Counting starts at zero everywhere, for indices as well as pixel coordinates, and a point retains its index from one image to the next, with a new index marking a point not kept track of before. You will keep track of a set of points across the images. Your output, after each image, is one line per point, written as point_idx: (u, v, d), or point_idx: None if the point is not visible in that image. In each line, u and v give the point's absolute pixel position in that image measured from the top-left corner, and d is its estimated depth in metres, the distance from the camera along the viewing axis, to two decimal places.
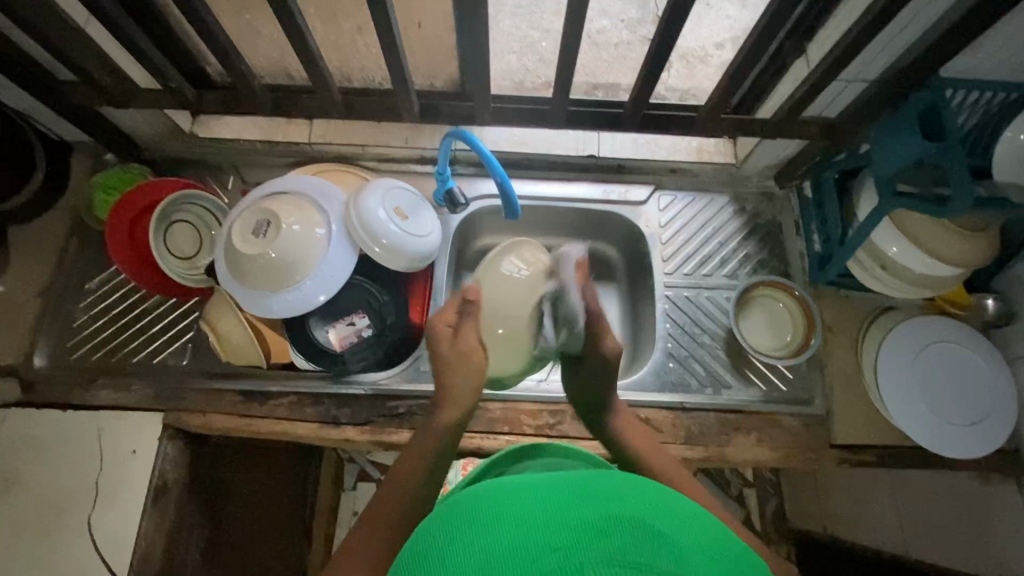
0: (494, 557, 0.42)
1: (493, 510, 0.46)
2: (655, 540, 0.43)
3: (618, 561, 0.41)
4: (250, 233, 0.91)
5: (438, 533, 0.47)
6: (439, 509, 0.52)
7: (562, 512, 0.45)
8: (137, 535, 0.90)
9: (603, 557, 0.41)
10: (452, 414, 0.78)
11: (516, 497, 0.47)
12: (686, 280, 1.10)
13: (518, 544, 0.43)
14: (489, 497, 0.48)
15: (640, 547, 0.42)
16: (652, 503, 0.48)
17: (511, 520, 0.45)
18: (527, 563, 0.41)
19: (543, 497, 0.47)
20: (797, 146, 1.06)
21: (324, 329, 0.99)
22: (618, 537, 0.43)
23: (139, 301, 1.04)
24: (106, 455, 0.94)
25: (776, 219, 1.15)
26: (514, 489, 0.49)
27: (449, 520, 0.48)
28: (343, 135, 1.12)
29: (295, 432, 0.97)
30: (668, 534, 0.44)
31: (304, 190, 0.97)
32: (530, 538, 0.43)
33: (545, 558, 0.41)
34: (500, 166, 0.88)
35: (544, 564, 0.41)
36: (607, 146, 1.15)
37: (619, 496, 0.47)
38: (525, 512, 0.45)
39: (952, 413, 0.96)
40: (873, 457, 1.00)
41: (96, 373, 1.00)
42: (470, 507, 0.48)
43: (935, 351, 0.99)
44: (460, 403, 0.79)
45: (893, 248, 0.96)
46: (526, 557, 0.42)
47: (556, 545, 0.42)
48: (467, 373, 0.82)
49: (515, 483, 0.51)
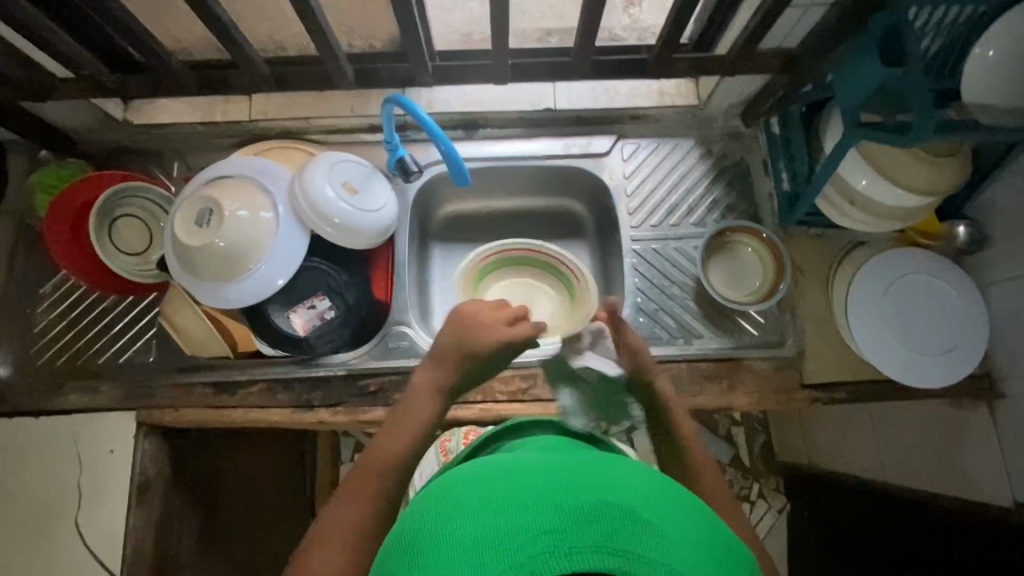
0: (483, 543, 0.44)
1: (492, 490, 0.49)
2: (644, 529, 0.45)
3: (605, 547, 0.43)
4: (194, 224, 0.88)
5: (433, 513, 0.49)
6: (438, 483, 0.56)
7: (552, 498, 0.47)
8: (127, 531, 0.92)
9: (592, 544, 0.43)
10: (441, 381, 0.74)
11: (514, 481, 0.50)
12: (653, 232, 1.08)
13: (510, 529, 0.45)
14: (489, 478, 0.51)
15: (626, 534, 0.44)
16: (640, 493, 0.50)
17: (506, 501, 0.47)
18: (518, 544, 0.44)
19: (541, 481, 0.49)
20: (759, 82, 1.01)
21: (285, 315, 0.97)
22: (606, 524, 0.45)
23: (96, 302, 1.02)
24: (85, 457, 0.94)
25: (743, 159, 1.11)
26: (514, 473, 0.52)
27: (443, 504, 0.50)
28: (285, 109, 1.06)
29: (269, 418, 0.96)
30: (654, 523, 0.46)
31: (248, 173, 0.93)
32: (523, 519, 0.45)
33: (537, 539, 0.44)
34: (441, 133, 0.84)
35: (535, 547, 0.43)
36: (564, 98, 1.09)
37: (609, 487, 0.49)
38: (522, 493, 0.48)
39: (923, 344, 0.96)
40: (846, 394, 1.00)
41: (64, 377, 0.99)
42: (470, 487, 0.51)
43: (905, 284, 0.98)
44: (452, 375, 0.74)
45: (863, 181, 0.92)
46: (516, 537, 0.44)
47: (547, 528, 0.44)
48: (468, 351, 0.74)
49: (517, 467, 0.53)
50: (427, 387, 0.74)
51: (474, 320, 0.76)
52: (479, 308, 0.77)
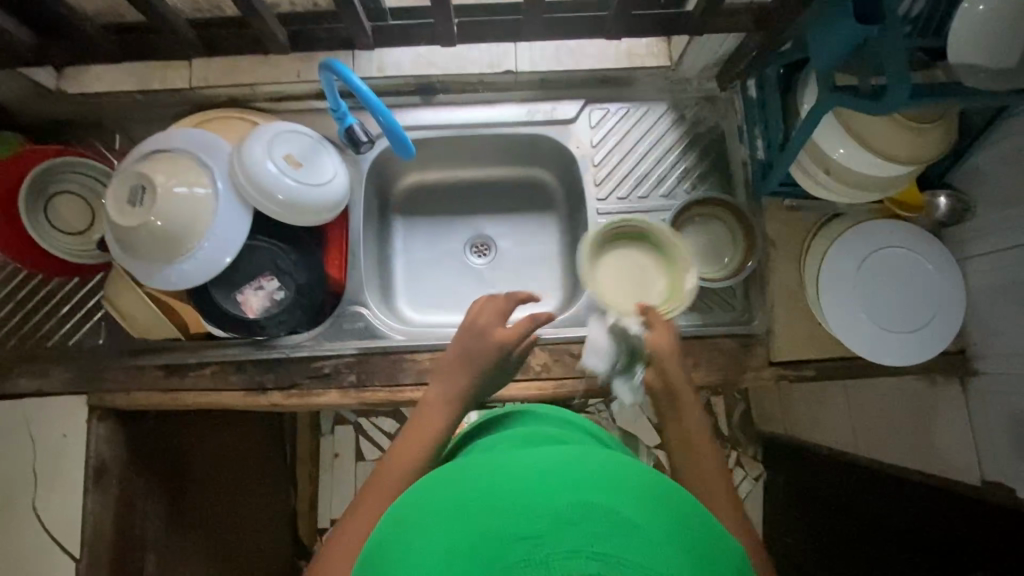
0: (456, 554, 0.45)
1: (471, 499, 0.49)
2: (625, 531, 0.43)
3: (583, 552, 0.42)
4: (127, 202, 0.83)
5: (413, 524, 0.50)
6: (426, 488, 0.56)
7: (528, 502, 0.46)
8: (84, 514, 0.92)
9: (570, 549, 0.42)
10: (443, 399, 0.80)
11: (492, 486, 0.50)
12: (620, 204, 1.02)
13: (483, 539, 0.45)
14: (469, 482, 0.51)
15: (606, 535, 0.43)
16: (624, 488, 0.48)
17: (483, 509, 0.47)
18: (493, 552, 0.43)
19: (520, 483, 0.49)
20: (734, 40, 0.94)
21: (233, 296, 0.93)
22: (584, 526, 0.43)
23: (40, 283, 0.98)
24: (37, 441, 0.93)
25: (718, 125, 1.04)
26: (495, 474, 0.52)
27: (425, 514, 0.50)
28: (227, 74, 0.99)
29: (221, 401, 0.94)
30: (637, 524, 0.44)
31: (185, 146, 0.88)
32: (498, 527, 0.45)
33: (511, 547, 0.43)
34: (379, 103, 0.78)
35: (508, 554, 0.43)
36: (526, 59, 1.01)
37: (590, 483, 0.48)
38: (499, 501, 0.47)
39: (898, 320, 0.92)
40: (814, 372, 0.97)
41: (13, 361, 0.97)
42: (455, 492, 0.51)
43: (880, 259, 0.94)
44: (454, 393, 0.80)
45: (839, 150, 0.87)
46: (491, 546, 0.44)
47: (521, 535, 0.44)
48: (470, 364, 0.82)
49: (499, 468, 0.53)
50: (434, 404, 0.79)
51: (488, 339, 0.84)
52: (494, 332, 0.85)
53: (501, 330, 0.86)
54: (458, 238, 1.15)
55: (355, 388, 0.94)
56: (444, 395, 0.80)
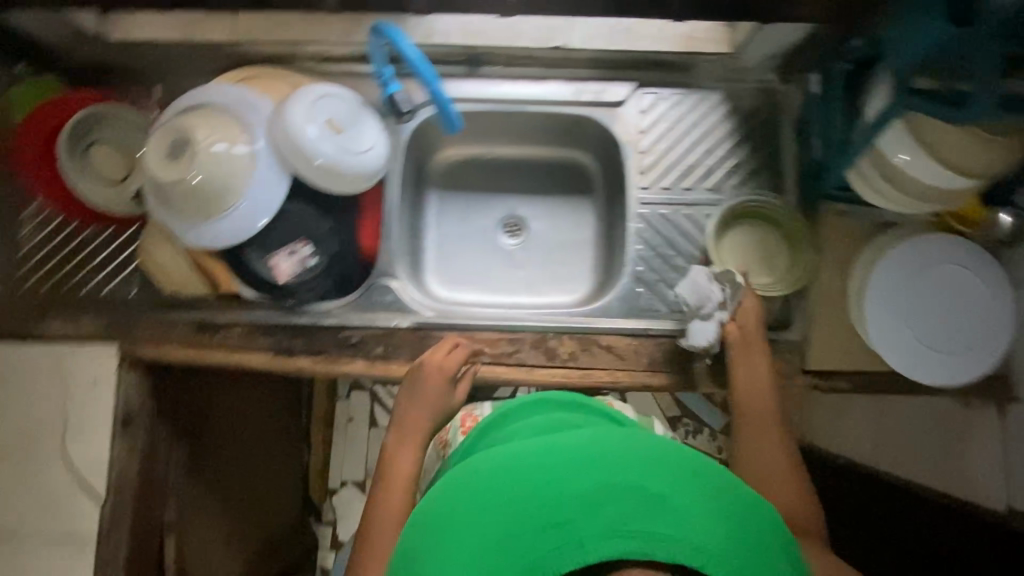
0: (499, 547, 0.51)
1: (501, 493, 0.54)
2: (652, 507, 0.50)
3: (617, 532, 0.48)
4: (168, 157, 0.82)
5: (449, 525, 0.55)
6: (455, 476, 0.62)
7: (558, 492, 0.52)
8: (110, 457, 0.94)
9: (603, 531, 0.48)
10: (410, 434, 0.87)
11: (514, 480, 0.55)
12: (663, 195, 0.99)
13: (521, 532, 0.50)
14: (497, 475, 0.56)
15: (635, 513, 0.49)
16: (644, 464, 0.54)
17: (515, 503, 0.53)
18: (533, 544, 0.49)
19: (546, 475, 0.54)
20: (803, 31, 0.89)
21: (265, 258, 0.90)
22: (612, 508, 0.49)
23: (76, 231, 0.98)
24: (69, 386, 0.95)
25: (774, 120, 0.99)
26: (518, 464, 0.57)
27: (459, 511, 0.55)
28: (271, 30, 0.97)
29: (248, 362, 0.95)
30: (660, 497, 0.51)
31: (226, 103, 0.87)
32: (534, 518, 0.51)
33: (549, 536, 0.49)
34: (431, 71, 0.77)
35: (548, 543, 0.49)
36: (579, 34, 0.96)
37: (611, 465, 0.54)
38: (529, 494, 0.53)
39: (941, 339, 0.89)
40: (848, 384, 0.94)
41: (46, 306, 0.98)
42: (483, 485, 0.56)
43: (930, 275, 0.90)
44: (416, 428, 0.88)
45: (902, 156, 0.83)
46: (530, 538, 0.50)
47: (557, 524, 0.49)
48: (423, 402, 0.89)
49: (522, 455, 0.58)
50: (404, 444, 0.86)
51: (429, 373, 0.89)
52: (432, 371, 0.90)
53: (433, 369, 0.89)
54: (491, 216, 1.13)
55: (381, 360, 0.94)
56: (404, 433, 0.87)
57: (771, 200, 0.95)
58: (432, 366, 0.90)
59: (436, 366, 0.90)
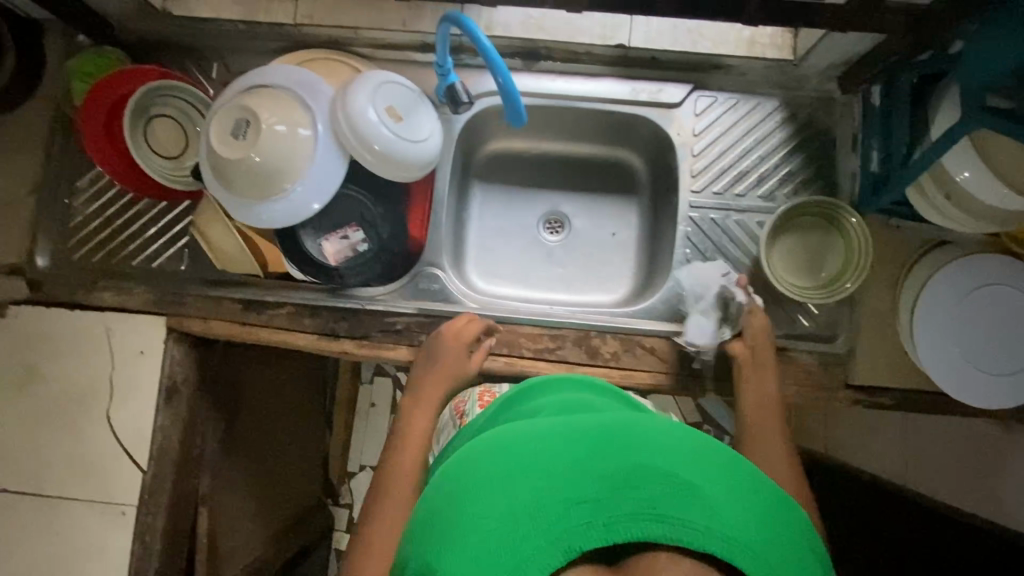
0: (516, 513, 0.46)
1: (520, 462, 0.50)
2: (686, 493, 0.46)
3: (646, 515, 0.45)
4: (230, 135, 0.83)
5: (461, 490, 0.51)
6: (467, 446, 0.59)
7: (584, 467, 0.48)
8: (153, 428, 0.94)
9: (630, 512, 0.45)
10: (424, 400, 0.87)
11: (535, 453, 0.51)
12: (714, 200, 0.99)
13: (543, 502, 0.46)
14: (517, 446, 0.53)
15: (667, 498, 0.46)
16: (677, 450, 0.51)
17: (536, 472, 0.49)
18: (554, 518, 0.45)
19: (571, 450, 0.50)
20: (871, 42, 0.87)
21: (317, 241, 0.94)
22: (643, 491, 0.46)
23: (131, 202, 1.00)
24: (115, 354, 0.95)
25: (831, 130, 0.99)
26: (540, 436, 0.53)
27: (473, 477, 0.51)
28: (332, 14, 0.97)
29: (294, 342, 0.96)
30: (696, 485, 0.47)
31: (289, 84, 0.87)
32: (553, 489, 0.47)
33: (571, 511, 0.46)
34: (499, 61, 0.76)
35: (568, 518, 0.45)
36: (639, 34, 0.96)
37: (641, 448, 0.50)
38: (551, 466, 0.49)
39: (988, 361, 0.88)
40: (891, 401, 0.94)
41: (97, 274, 0.99)
42: (500, 454, 0.52)
43: (984, 296, 0.88)
44: (430, 394, 0.88)
45: (964, 174, 0.81)
46: (551, 511, 0.46)
47: (582, 499, 0.46)
48: (438, 369, 0.89)
49: (543, 430, 0.54)
50: (419, 407, 0.87)
51: (446, 340, 0.90)
52: (447, 339, 0.90)
53: (450, 338, 0.90)
54: (533, 212, 1.13)
55: (424, 348, 0.95)
56: (417, 399, 0.88)
57: (830, 200, 0.93)
58: (447, 335, 0.91)
59: (452, 331, 0.91)
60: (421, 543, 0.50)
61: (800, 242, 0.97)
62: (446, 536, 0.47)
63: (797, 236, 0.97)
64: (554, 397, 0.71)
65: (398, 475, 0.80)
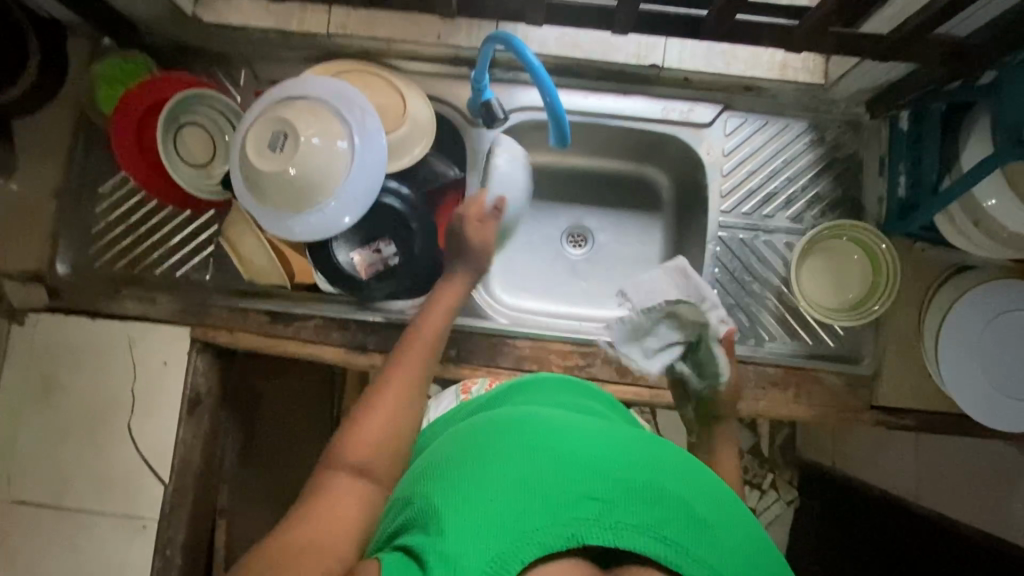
0: (527, 490, 0.45)
1: (541, 444, 0.49)
2: (697, 525, 0.46)
3: (653, 532, 0.44)
4: (266, 147, 0.82)
5: (474, 454, 0.50)
6: (489, 415, 0.58)
7: (604, 467, 0.47)
8: (175, 441, 0.92)
9: (639, 525, 0.44)
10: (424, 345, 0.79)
11: (558, 441, 0.50)
12: (743, 220, 1.00)
13: (556, 487, 0.45)
14: (540, 430, 0.51)
15: (677, 522, 0.45)
16: (695, 483, 0.50)
17: (555, 456, 0.48)
18: (563, 505, 0.45)
19: (594, 450, 0.49)
20: (904, 70, 0.88)
21: (348, 253, 0.94)
22: (656, 508, 0.46)
23: (154, 209, 0.99)
24: (137, 365, 0.94)
25: (858, 153, 1.00)
26: (567, 428, 0.52)
27: (489, 445, 0.50)
28: (366, 25, 0.96)
29: (321, 355, 0.95)
30: (707, 520, 0.47)
31: (325, 97, 0.87)
32: (569, 480, 0.46)
33: (581, 502, 0.45)
34: (548, 80, 0.77)
35: (577, 510, 0.44)
36: (673, 55, 0.96)
37: (662, 468, 0.49)
38: (573, 456, 0.48)
39: (1012, 386, 0.88)
40: (914, 422, 0.95)
41: (119, 283, 0.98)
42: (521, 432, 0.51)
43: (1006, 322, 0.89)
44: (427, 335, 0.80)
45: (991, 201, 0.83)
46: (563, 498, 0.45)
47: (596, 497, 0.45)
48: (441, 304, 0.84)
49: (569, 426, 0.53)
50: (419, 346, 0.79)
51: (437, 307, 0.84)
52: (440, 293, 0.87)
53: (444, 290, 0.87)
54: (558, 225, 1.13)
55: (453, 363, 0.94)
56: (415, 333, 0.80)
57: (860, 225, 0.94)
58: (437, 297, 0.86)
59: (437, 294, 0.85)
60: (422, 487, 0.50)
61: (825, 265, 0.98)
62: (453, 487, 0.47)
63: (820, 257, 0.98)
64: (572, 393, 0.70)
65: (401, 379, 0.73)
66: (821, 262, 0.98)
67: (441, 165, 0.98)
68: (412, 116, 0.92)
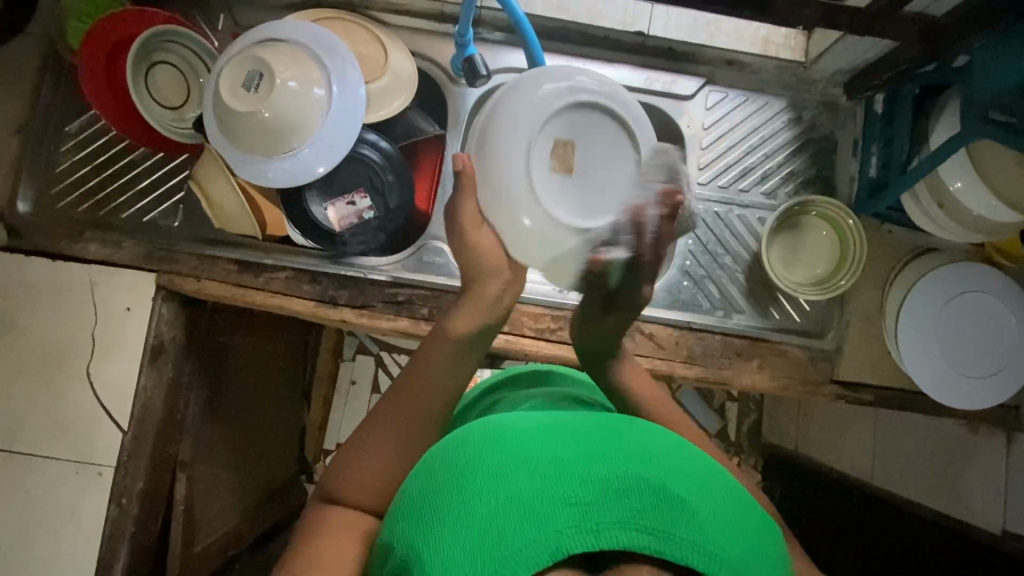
0: (501, 512, 0.42)
1: (507, 456, 0.46)
2: (675, 506, 0.42)
3: (634, 525, 0.41)
4: (241, 87, 0.80)
5: (444, 479, 0.47)
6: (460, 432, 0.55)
7: (574, 466, 0.44)
8: (137, 389, 0.90)
9: (619, 520, 0.41)
10: (443, 357, 0.66)
11: (525, 445, 0.46)
12: (719, 193, 1.01)
13: (528, 499, 0.42)
14: (505, 437, 0.48)
15: (658, 509, 0.42)
16: (671, 460, 0.47)
17: (521, 466, 0.44)
18: (540, 519, 0.41)
19: (560, 448, 0.46)
20: (881, 50, 0.90)
21: (323, 206, 0.93)
22: (633, 499, 0.42)
23: (126, 151, 0.97)
24: (99, 309, 0.91)
25: (833, 134, 1.02)
26: (534, 428, 0.49)
27: (457, 469, 0.47)
28: None
29: (291, 307, 0.94)
30: (688, 499, 0.43)
31: (304, 40, 0.85)
32: (541, 488, 0.43)
33: (559, 512, 0.41)
34: (532, 32, 0.80)
35: (555, 520, 0.41)
36: (659, 24, 0.98)
37: (633, 451, 0.46)
38: (541, 462, 0.45)
39: (965, 364, 0.91)
40: (871, 397, 0.98)
41: (85, 225, 0.95)
42: (487, 441, 0.48)
43: (966, 303, 0.92)
44: (449, 348, 0.66)
45: (957, 183, 0.85)
46: (537, 510, 0.42)
47: (570, 501, 0.42)
48: (470, 314, 0.68)
49: (535, 424, 0.49)
50: (444, 351, 0.66)
51: (465, 318, 0.67)
52: (465, 302, 0.69)
53: (472, 303, 0.68)
54: None
55: (425, 321, 0.94)
56: (434, 341, 0.68)
57: (832, 202, 0.95)
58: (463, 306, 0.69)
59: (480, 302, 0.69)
60: (405, 528, 0.47)
61: (801, 248, 0.99)
62: (433, 527, 0.44)
63: (795, 241, 1.00)
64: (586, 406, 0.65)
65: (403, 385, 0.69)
66: (798, 245, 1.00)
67: (423, 122, 0.97)
68: (393, 69, 0.92)
